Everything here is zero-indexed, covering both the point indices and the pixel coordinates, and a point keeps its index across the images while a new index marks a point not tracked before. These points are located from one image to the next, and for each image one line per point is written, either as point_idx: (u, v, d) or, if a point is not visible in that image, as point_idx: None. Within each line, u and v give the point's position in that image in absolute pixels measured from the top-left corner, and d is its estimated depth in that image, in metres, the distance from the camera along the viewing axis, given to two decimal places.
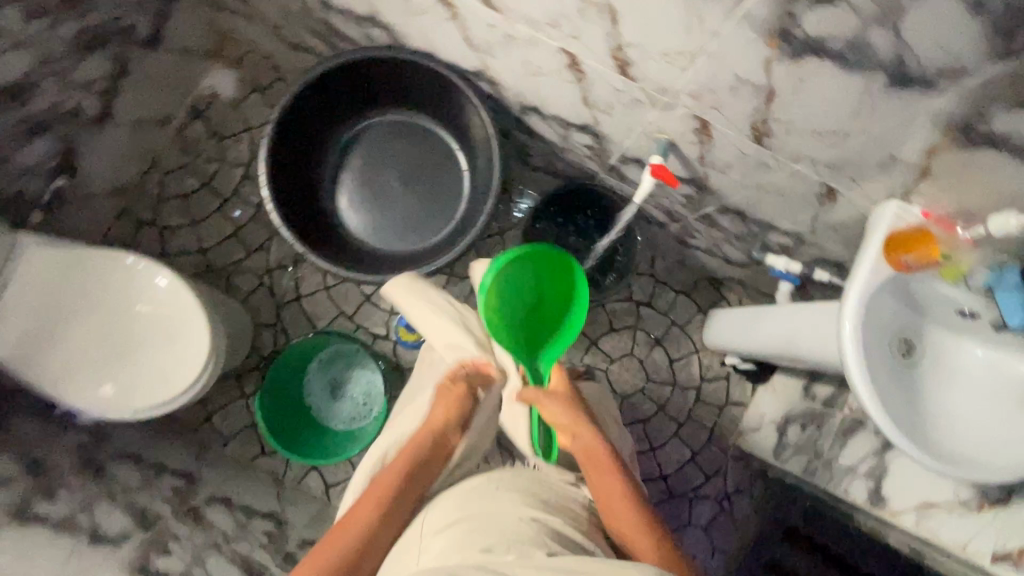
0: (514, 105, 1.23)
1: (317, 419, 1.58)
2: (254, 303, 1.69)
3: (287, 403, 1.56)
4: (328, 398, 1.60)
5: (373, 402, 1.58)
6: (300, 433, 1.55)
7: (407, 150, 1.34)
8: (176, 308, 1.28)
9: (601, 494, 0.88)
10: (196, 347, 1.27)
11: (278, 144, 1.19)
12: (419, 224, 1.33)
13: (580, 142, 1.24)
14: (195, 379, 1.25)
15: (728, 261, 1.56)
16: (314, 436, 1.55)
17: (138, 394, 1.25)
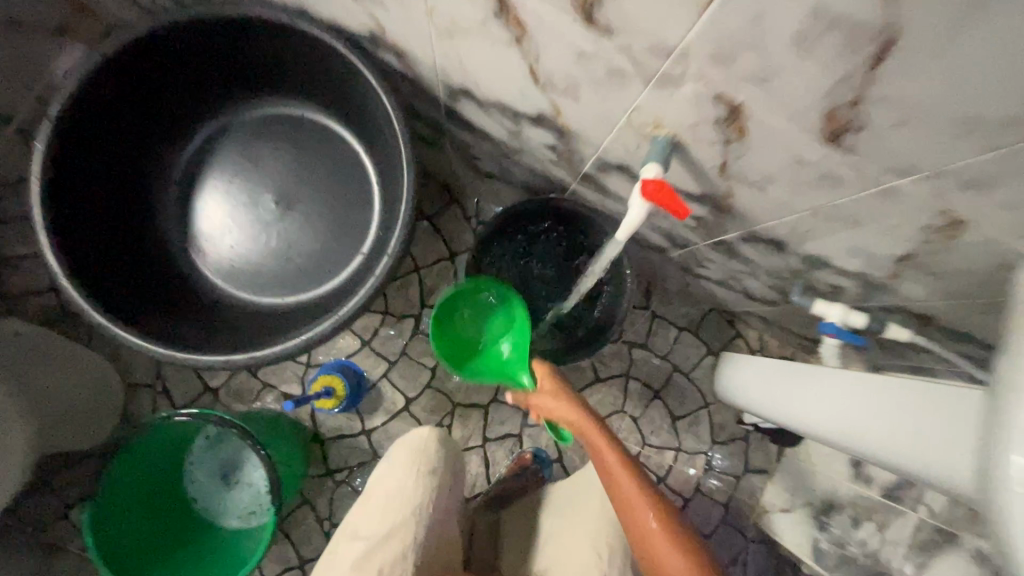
0: (438, 88, 0.84)
1: (203, 524, 1.19)
2: (125, 357, 1.30)
3: (155, 518, 1.16)
4: (213, 486, 1.21)
5: (266, 503, 1.19)
6: (164, 537, 1.16)
7: (292, 159, 0.96)
8: None
9: (629, 509, 0.86)
10: None
11: (73, 153, 0.78)
12: (310, 261, 0.95)
13: (538, 141, 0.84)
14: None
15: (748, 297, 1.16)
16: (201, 548, 1.16)
17: None
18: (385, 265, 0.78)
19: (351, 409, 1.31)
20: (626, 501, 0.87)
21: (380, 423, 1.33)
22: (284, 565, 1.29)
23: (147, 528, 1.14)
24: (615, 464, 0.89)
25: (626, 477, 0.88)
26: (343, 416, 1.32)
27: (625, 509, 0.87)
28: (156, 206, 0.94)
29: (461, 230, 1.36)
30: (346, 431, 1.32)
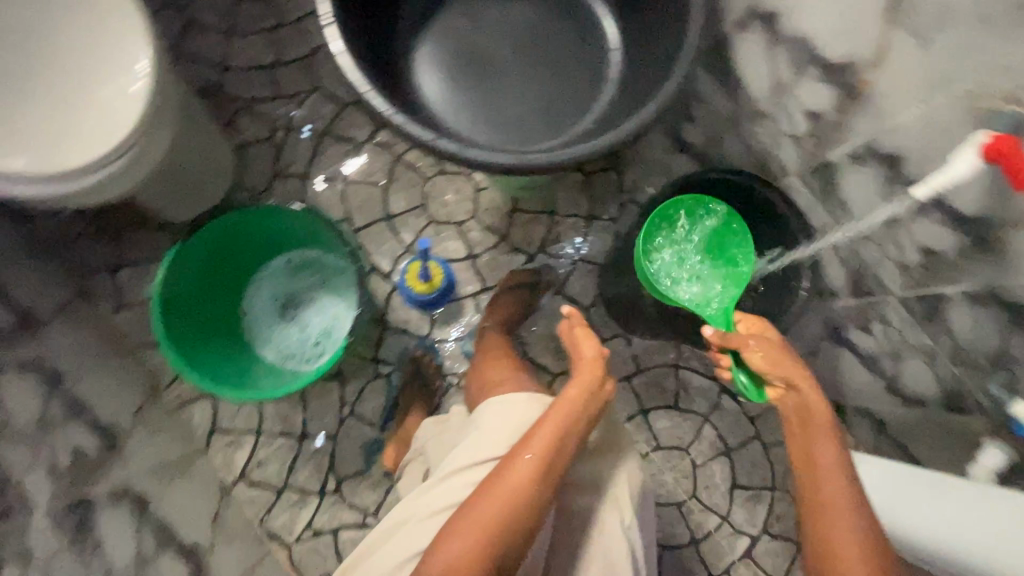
0: (733, 9, 0.80)
1: (248, 339, 1.11)
2: (248, 158, 1.27)
3: (206, 309, 1.06)
4: (271, 307, 1.13)
5: (308, 358, 1.11)
6: (201, 321, 1.04)
7: (546, 25, 0.90)
8: (127, 62, 0.84)
9: (826, 526, 0.60)
10: (118, 120, 0.82)
11: None
12: (513, 118, 0.86)
13: (805, 104, 0.79)
14: (103, 160, 0.81)
15: (887, 388, 1.05)
16: (234, 361, 1.06)
17: (17, 144, 0.81)
18: (631, 125, 0.71)
19: (427, 309, 1.23)
20: (823, 509, 0.61)
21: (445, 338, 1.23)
22: (285, 429, 1.17)
23: (196, 315, 1.03)
24: (826, 460, 0.64)
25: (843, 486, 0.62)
26: (415, 313, 1.23)
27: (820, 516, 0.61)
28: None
29: (610, 198, 1.30)
30: (410, 328, 1.23)
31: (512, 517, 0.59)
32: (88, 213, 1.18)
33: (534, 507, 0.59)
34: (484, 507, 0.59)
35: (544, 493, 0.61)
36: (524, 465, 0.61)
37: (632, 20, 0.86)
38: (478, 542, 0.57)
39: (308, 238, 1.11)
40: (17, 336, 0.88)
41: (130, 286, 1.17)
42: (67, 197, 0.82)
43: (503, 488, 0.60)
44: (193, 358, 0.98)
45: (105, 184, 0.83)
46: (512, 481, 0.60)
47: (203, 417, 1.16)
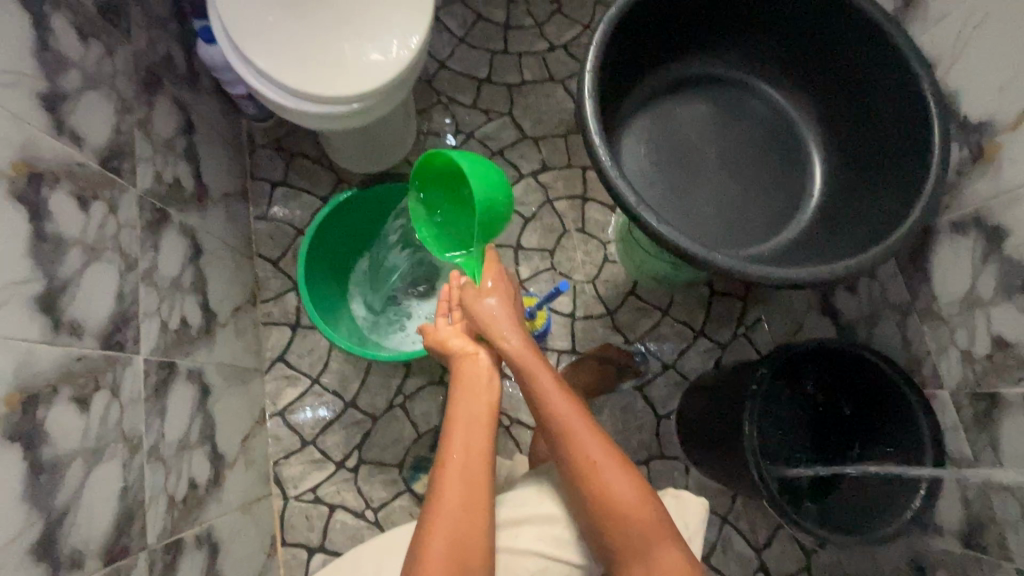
0: (957, 208, 0.78)
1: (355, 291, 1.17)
2: (424, 145, 1.37)
3: (339, 249, 1.13)
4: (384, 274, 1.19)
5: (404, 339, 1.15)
6: (329, 270, 1.11)
7: (752, 152, 0.93)
8: (401, 28, 0.96)
9: (617, 520, 0.65)
10: (374, 70, 0.94)
11: None
12: (692, 218, 0.89)
13: (996, 326, 0.75)
14: (349, 98, 0.93)
15: None
16: (339, 305, 1.12)
17: (285, 53, 0.93)
18: (828, 270, 0.71)
19: None
20: (614, 500, 0.66)
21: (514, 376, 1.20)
22: (338, 389, 1.19)
23: (330, 250, 1.10)
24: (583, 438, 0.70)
25: (623, 476, 0.67)
26: None
27: (613, 510, 0.65)
28: (648, 73, 0.94)
29: (727, 324, 1.27)
30: None
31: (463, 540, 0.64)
32: (280, 132, 1.31)
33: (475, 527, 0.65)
34: (434, 540, 0.64)
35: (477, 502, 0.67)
36: (451, 485, 0.68)
37: (848, 175, 0.87)
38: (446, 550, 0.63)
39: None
40: (189, 202, 0.98)
41: (280, 204, 1.27)
42: (307, 114, 0.94)
43: (442, 516, 0.66)
44: (314, 287, 1.05)
45: (339, 114, 0.95)
46: (446, 508, 0.66)
47: (278, 342, 1.21)
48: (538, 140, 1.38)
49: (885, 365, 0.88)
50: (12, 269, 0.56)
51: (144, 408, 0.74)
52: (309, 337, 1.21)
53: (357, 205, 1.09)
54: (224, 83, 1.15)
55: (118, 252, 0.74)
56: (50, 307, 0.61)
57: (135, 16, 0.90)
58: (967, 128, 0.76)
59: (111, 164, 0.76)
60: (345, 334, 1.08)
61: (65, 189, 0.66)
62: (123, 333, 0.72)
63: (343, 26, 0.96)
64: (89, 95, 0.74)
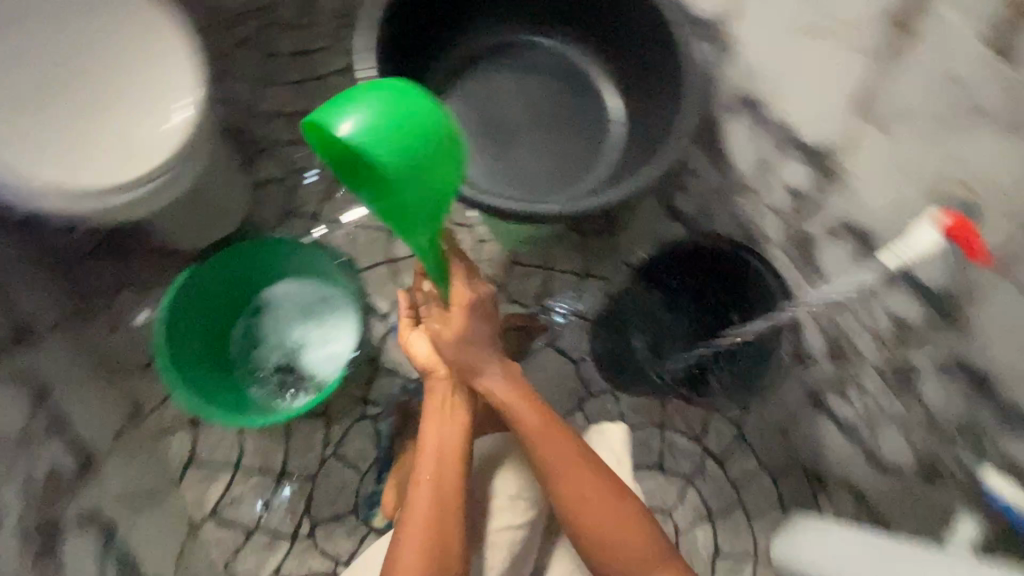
0: (725, 93, 0.90)
1: (240, 365, 1.10)
2: (262, 195, 1.32)
3: (208, 331, 1.09)
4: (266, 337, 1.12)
5: (292, 394, 1.08)
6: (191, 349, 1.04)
7: (551, 98, 1.00)
8: (174, 96, 0.91)
9: (568, 496, 0.79)
10: (160, 147, 0.89)
11: None
12: (521, 176, 0.95)
13: (785, 181, 0.88)
14: (147, 185, 0.88)
15: (866, 456, 1.08)
16: (226, 386, 1.06)
17: (53, 161, 0.85)
18: (634, 185, 0.81)
19: None
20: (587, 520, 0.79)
21: None
22: (263, 466, 1.14)
23: (197, 337, 1.07)
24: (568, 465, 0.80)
25: (572, 464, 0.80)
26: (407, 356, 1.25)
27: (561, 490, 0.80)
28: (433, 56, 0.98)
29: (604, 257, 1.37)
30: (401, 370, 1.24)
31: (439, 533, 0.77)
32: None
33: (444, 532, 0.77)
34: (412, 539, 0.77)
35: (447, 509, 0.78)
36: (429, 489, 0.80)
37: (637, 91, 0.96)
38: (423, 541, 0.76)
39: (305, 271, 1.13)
40: (10, 346, 0.88)
41: (127, 308, 1.17)
42: (122, 206, 0.88)
43: (418, 520, 0.78)
44: (192, 377, 1.03)
45: (157, 193, 0.90)
46: (422, 513, 0.78)
47: (181, 447, 1.13)
48: None
49: (723, 242, 1.02)
50: None
51: None
52: (213, 428, 1.15)
53: (207, 274, 1.05)
54: None
55: None
56: None
57: None
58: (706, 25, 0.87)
59: None
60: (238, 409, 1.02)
61: None
62: None
63: (114, 106, 0.89)
64: None
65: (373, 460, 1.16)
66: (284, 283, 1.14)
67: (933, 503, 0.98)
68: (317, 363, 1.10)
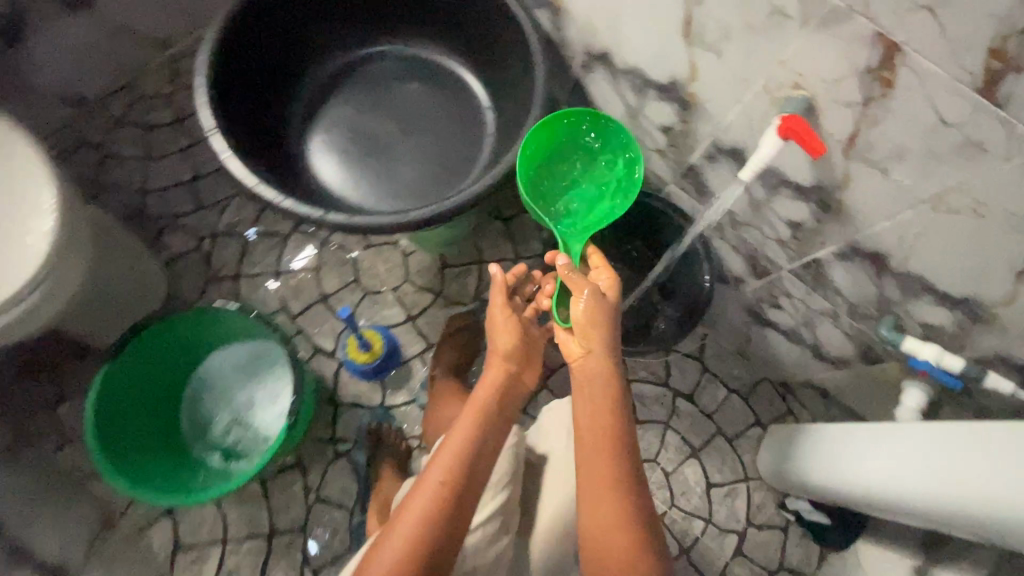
0: (577, 55, 0.91)
1: (186, 438, 1.10)
2: (179, 270, 1.30)
3: (142, 408, 1.05)
4: (209, 405, 1.12)
5: (254, 456, 1.08)
6: (142, 449, 1.02)
7: (422, 99, 1.04)
8: (23, 201, 0.85)
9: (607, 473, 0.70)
10: (19, 258, 0.83)
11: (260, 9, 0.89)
12: (407, 183, 0.98)
13: (656, 121, 0.90)
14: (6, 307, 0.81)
15: (815, 355, 1.12)
16: (169, 463, 1.05)
17: None
18: (498, 169, 0.82)
19: (374, 377, 1.24)
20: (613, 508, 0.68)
21: (401, 402, 1.25)
22: (252, 530, 1.14)
23: (129, 416, 1.03)
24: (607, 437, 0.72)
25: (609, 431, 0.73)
26: (365, 385, 1.25)
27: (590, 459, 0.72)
28: (294, 95, 1.02)
29: (531, 236, 1.37)
30: (363, 401, 1.25)
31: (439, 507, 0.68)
32: (21, 357, 1.17)
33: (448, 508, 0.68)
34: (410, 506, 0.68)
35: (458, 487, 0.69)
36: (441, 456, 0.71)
37: (497, 77, 0.99)
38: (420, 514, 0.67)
39: (223, 338, 1.13)
40: None
41: (70, 416, 1.15)
42: (9, 329, 0.83)
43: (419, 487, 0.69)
44: (128, 461, 0.99)
45: (41, 305, 0.85)
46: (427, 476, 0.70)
47: (164, 538, 1.11)
48: None
49: None
50: None
51: None
52: (192, 507, 1.14)
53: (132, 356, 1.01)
54: None
55: None
56: None
57: None
58: None
59: None
60: (193, 487, 1.01)
61: None
62: None
63: None
64: None
65: (357, 495, 1.17)
66: (208, 356, 1.14)
67: (883, 382, 1.02)
68: (268, 419, 1.10)
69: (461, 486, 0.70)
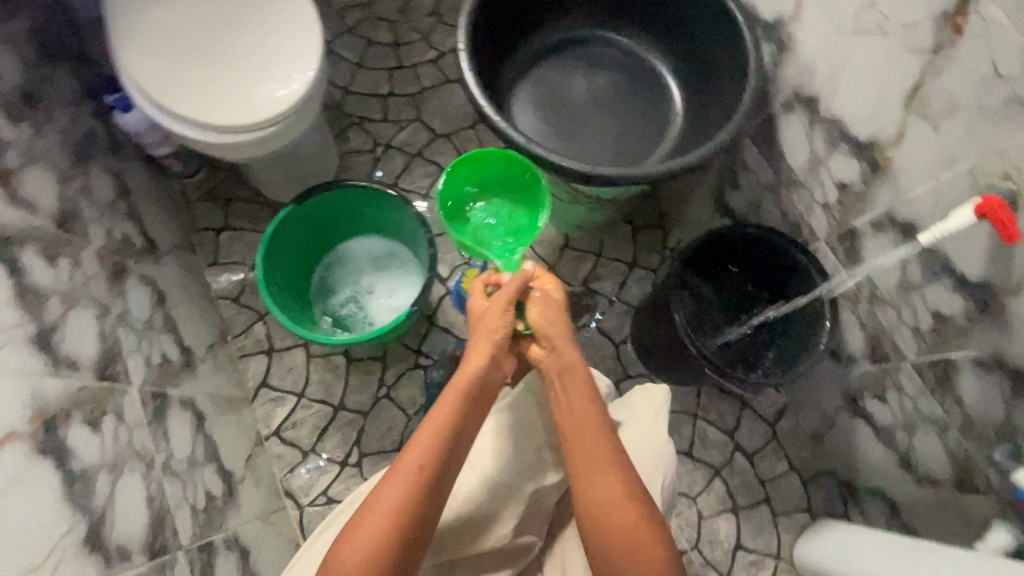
0: (783, 94, 0.96)
1: (314, 288, 1.26)
2: (348, 163, 1.48)
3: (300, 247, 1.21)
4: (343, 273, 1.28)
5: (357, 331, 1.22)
6: (286, 278, 1.18)
7: (622, 91, 1.13)
8: (295, 52, 1.04)
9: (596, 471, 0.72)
10: (277, 94, 1.01)
11: None
12: (586, 155, 1.08)
13: (836, 175, 0.93)
14: (255, 126, 0.99)
15: (899, 463, 1.09)
16: (297, 300, 1.20)
17: (189, 97, 1.00)
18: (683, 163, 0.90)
19: None
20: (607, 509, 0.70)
21: None
22: (325, 397, 1.27)
23: (290, 248, 1.18)
24: (593, 436, 0.74)
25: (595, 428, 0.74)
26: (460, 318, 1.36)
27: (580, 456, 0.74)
28: (518, 46, 1.12)
29: (653, 250, 1.43)
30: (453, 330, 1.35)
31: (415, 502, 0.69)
32: (210, 183, 1.37)
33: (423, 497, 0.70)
34: (378, 502, 0.69)
35: (430, 478, 0.71)
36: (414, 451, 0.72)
37: (699, 92, 1.06)
38: (393, 510, 0.68)
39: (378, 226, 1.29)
40: (141, 256, 1.05)
41: (227, 244, 1.34)
42: (242, 142, 1.01)
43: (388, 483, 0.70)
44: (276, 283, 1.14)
45: (271, 136, 1.02)
46: (396, 473, 0.71)
47: (257, 372, 1.27)
48: (450, 135, 1.51)
49: (749, 227, 1.08)
50: (4, 315, 0.63)
51: (149, 431, 0.82)
52: (286, 357, 1.29)
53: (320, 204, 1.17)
54: (147, 147, 1.20)
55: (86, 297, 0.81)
56: (47, 346, 0.68)
57: (53, 98, 0.97)
58: (770, 28, 0.95)
59: (66, 225, 0.84)
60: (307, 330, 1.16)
61: (32, 248, 0.73)
62: (97, 366, 0.77)
63: (246, 59, 1.03)
64: (31, 170, 0.81)
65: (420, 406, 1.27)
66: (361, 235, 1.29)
67: (967, 515, 0.98)
68: (382, 308, 1.25)
69: (436, 475, 0.71)
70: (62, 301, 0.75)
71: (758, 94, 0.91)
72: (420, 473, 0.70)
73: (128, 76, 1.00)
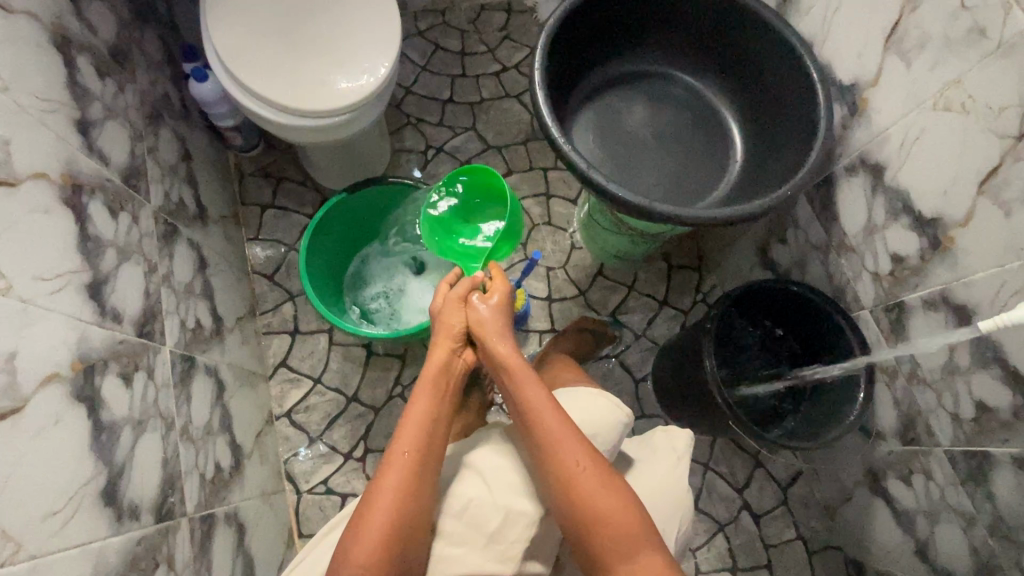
0: (848, 157, 0.96)
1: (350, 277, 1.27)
2: (399, 161, 1.50)
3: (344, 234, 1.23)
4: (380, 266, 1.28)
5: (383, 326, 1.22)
6: (325, 262, 1.20)
7: (682, 131, 1.14)
8: (373, 48, 1.07)
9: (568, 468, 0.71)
10: (350, 86, 1.04)
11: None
12: (640, 188, 1.08)
13: (892, 246, 0.91)
14: (323, 112, 1.02)
15: (915, 551, 1.04)
16: (332, 286, 1.21)
17: (265, 74, 1.02)
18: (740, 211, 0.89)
19: None
20: (581, 489, 0.70)
21: None
22: (340, 386, 1.27)
23: (335, 234, 1.20)
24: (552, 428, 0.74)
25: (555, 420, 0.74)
26: None
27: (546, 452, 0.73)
28: (588, 72, 1.13)
29: (686, 291, 1.42)
30: None
31: (400, 520, 0.68)
32: (264, 160, 1.41)
33: (408, 512, 0.69)
34: (364, 523, 0.68)
35: (411, 492, 0.70)
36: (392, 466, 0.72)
37: (761, 144, 1.06)
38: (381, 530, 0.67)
39: None
40: (192, 220, 1.07)
41: (270, 221, 1.36)
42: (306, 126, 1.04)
43: (370, 506, 0.69)
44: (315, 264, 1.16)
45: (335, 125, 1.05)
46: (375, 494, 0.70)
47: (278, 350, 1.28)
48: (502, 148, 1.53)
49: (793, 285, 1.05)
50: (66, 259, 0.65)
51: (174, 392, 0.83)
52: (309, 340, 1.30)
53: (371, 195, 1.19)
54: (212, 117, 1.24)
55: (138, 252, 0.82)
56: (99, 295, 0.70)
57: (138, 59, 1.01)
58: (844, 90, 0.95)
59: (130, 181, 0.86)
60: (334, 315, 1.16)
61: (98, 197, 0.76)
62: (138, 321, 0.78)
63: (325, 49, 1.06)
64: (109, 124, 0.84)
65: None
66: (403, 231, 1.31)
67: None
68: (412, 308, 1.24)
69: (417, 487, 0.71)
70: (117, 253, 0.77)
71: (824, 153, 0.90)
72: (399, 489, 0.70)
73: (213, 46, 1.03)
